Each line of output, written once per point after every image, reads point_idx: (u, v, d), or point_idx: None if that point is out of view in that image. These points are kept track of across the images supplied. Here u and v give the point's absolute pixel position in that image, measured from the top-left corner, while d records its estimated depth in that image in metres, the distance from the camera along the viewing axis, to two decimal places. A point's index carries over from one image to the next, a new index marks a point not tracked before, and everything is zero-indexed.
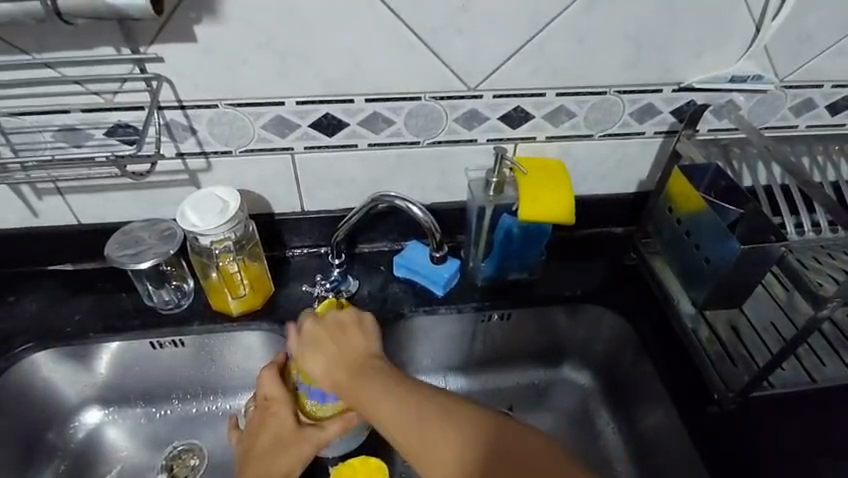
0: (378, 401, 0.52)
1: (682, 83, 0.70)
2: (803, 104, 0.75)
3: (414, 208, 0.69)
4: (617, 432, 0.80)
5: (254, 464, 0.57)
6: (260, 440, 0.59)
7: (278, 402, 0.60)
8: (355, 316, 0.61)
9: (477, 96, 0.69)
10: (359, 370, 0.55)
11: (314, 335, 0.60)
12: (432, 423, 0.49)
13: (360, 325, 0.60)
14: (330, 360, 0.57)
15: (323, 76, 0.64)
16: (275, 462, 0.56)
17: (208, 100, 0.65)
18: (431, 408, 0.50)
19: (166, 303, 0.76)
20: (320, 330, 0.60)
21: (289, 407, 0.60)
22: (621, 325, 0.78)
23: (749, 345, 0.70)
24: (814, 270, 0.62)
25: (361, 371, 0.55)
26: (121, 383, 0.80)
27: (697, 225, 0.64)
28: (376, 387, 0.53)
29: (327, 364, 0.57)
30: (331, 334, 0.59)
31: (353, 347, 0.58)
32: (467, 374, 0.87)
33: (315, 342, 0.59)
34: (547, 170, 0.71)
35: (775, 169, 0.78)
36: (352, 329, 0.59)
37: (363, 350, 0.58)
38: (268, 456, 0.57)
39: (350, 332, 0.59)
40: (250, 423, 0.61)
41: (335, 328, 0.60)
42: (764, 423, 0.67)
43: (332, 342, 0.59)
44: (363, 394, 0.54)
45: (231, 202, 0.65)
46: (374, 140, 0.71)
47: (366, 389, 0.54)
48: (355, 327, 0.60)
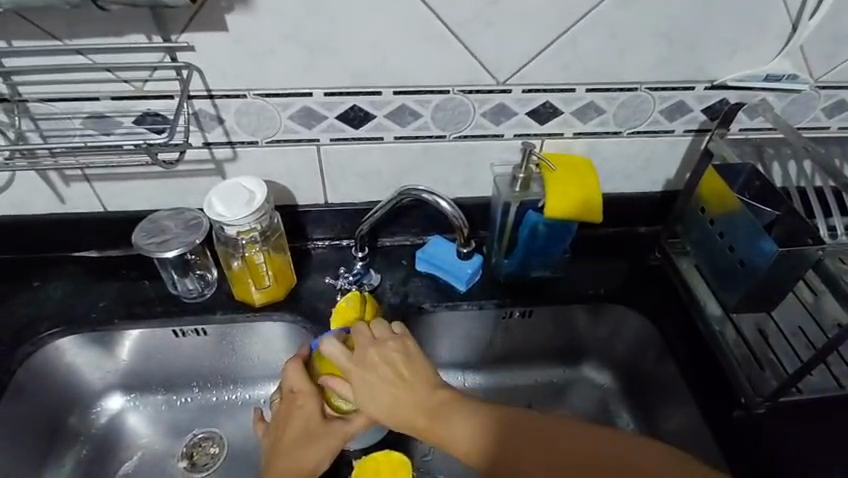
0: (447, 428, 0.52)
1: (716, 81, 0.69)
2: (837, 105, 0.73)
3: (442, 203, 0.68)
4: (637, 430, 0.80)
5: (284, 456, 0.56)
6: (286, 433, 0.58)
7: (305, 394, 0.59)
8: (397, 345, 0.58)
9: (506, 91, 0.68)
10: (429, 405, 0.54)
11: (367, 382, 0.57)
12: (448, 409, 0.54)
13: (406, 354, 0.58)
14: (390, 399, 0.55)
15: (352, 67, 0.64)
16: (306, 455, 0.56)
17: (236, 90, 0.65)
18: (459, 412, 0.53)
19: (190, 292, 0.76)
20: (370, 371, 0.57)
21: (316, 400, 0.59)
22: (644, 325, 0.77)
23: (777, 349, 0.69)
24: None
25: (434, 408, 0.54)
26: (143, 370, 0.81)
27: (729, 226, 0.63)
28: (424, 398, 0.55)
29: (389, 404, 0.55)
30: (387, 373, 0.56)
31: (414, 378, 0.56)
32: (485, 370, 0.86)
33: (371, 389, 0.56)
34: (576, 167, 0.70)
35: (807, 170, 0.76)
36: (401, 360, 0.57)
37: (422, 380, 0.56)
38: (297, 448, 0.56)
39: (396, 362, 0.57)
40: (275, 416, 0.61)
41: (378, 362, 0.57)
42: (792, 429, 0.65)
43: (391, 380, 0.56)
44: (437, 428, 0.53)
45: (257, 193, 0.64)
46: (400, 133, 0.71)
47: (439, 421, 0.53)
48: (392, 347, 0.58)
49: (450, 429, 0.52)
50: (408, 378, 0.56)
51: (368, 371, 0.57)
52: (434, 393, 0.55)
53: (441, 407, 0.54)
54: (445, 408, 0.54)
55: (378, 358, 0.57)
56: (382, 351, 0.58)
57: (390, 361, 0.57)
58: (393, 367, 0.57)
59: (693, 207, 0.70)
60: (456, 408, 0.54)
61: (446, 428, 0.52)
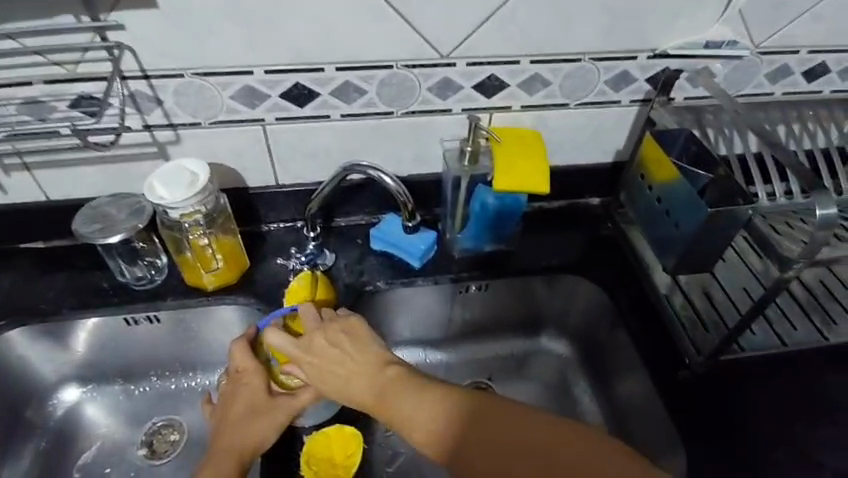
0: (398, 407, 0.52)
1: (657, 50, 0.70)
2: (779, 71, 0.75)
3: (386, 178, 0.67)
4: (593, 398, 0.82)
5: (228, 432, 0.56)
6: (232, 410, 0.57)
7: (250, 373, 0.59)
8: (340, 324, 0.58)
9: (450, 65, 0.68)
10: (377, 382, 0.54)
11: (316, 366, 0.57)
12: (411, 402, 0.52)
13: (352, 333, 0.58)
14: (341, 381, 0.56)
15: (292, 44, 0.63)
16: (251, 429, 0.55)
17: (173, 70, 0.63)
18: (423, 403, 0.52)
19: (139, 278, 0.75)
20: (317, 355, 0.57)
21: (261, 378, 0.59)
22: (597, 293, 0.79)
23: (721, 310, 0.72)
24: (784, 239, 0.60)
25: (383, 386, 0.54)
26: (100, 360, 0.80)
27: (666, 193, 0.64)
28: (389, 394, 0.53)
29: (333, 379, 0.56)
30: (334, 354, 0.57)
31: (361, 358, 0.56)
32: (446, 346, 0.87)
33: (320, 372, 0.57)
34: (522, 138, 0.71)
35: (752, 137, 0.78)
36: (347, 337, 0.58)
37: (370, 357, 0.56)
38: (243, 423, 0.56)
39: (344, 343, 0.57)
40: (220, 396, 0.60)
41: (326, 346, 0.57)
42: (734, 385, 0.68)
43: (335, 358, 0.57)
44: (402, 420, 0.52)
45: (200, 175, 0.63)
46: (346, 111, 0.70)
47: (406, 417, 0.52)
48: (346, 335, 0.58)
49: (418, 425, 0.51)
50: (357, 359, 0.56)
51: (317, 356, 0.57)
52: (383, 371, 0.55)
53: (414, 408, 0.52)
54: (412, 403, 0.52)
55: (324, 343, 0.57)
56: (327, 335, 0.58)
57: (335, 343, 0.57)
58: (341, 350, 0.57)
59: (635, 174, 0.71)
60: (402, 391, 0.53)
61: (412, 421, 0.51)
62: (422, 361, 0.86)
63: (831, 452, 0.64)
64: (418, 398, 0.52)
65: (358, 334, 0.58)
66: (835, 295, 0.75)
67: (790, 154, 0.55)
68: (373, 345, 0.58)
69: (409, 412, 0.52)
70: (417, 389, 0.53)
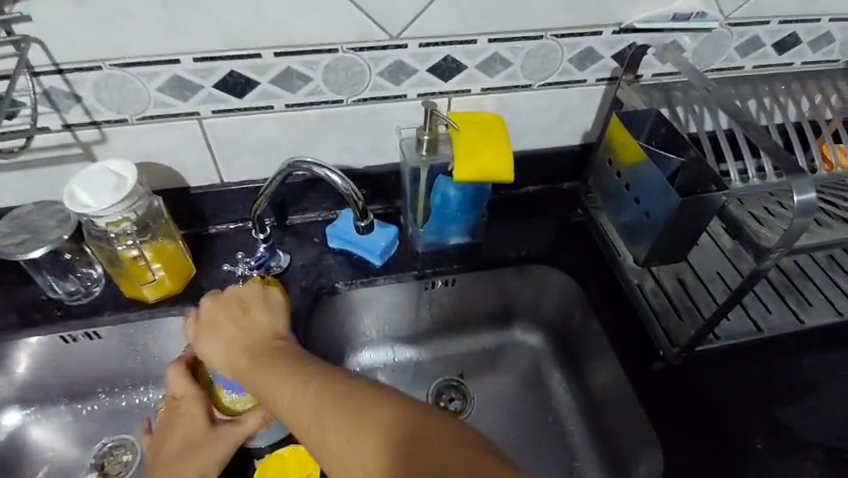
0: (265, 376, 0.51)
1: (623, 24, 0.65)
2: (750, 43, 0.71)
3: (333, 176, 0.62)
4: (569, 391, 0.78)
5: (164, 468, 0.53)
6: (167, 445, 0.54)
7: (188, 400, 0.56)
8: (257, 290, 0.61)
9: (401, 46, 0.62)
10: (260, 348, 0.55)
11: (212, 314, 0.59)
12: (283, 376, 0.50)
13: (264, 301, 0.60)
14: (228, 339, 0.57)
15: (224, 28, 0.56)
16: (187, 466, 0.52)
17: (89, 61, 0.56)
18: (295, 377, 0.49)
19: (72, 293, 0.69)
20: (220, 307, 0.59)
21: (200, 405, 0.56)
22: (568, 284, 0.75)
23: (695, 297, 0.68)
24: (765, 228, 0.56)
25: (261, 352, 0.54)
26: (41, 382, 0.73)
27: (634, 178, 0.60)
28: (265, 367, 0.52)
29: (224, 342, 0.57)
30: (234, 308, 0.59)
31: (258, 324, 0.58)
32: (415, 345, 0.82)
33: (215, 321, 0.58)
34: (485, 124, 0.65)
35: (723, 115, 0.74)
36: (255, 304, 0.60)
37: (266, 328, 0.58)
38: (178, 457, 0.53)
39: (251, 304, 0.60)
40: (158, 427, 0.57)
41: (232, 301, 0.60)
42: (710, 374, 0.66)
43: (234, 323, 0.58)
44: (266, 390, 0.50)
45: (127, 177, 0.57)
46: (291, 100, 0.64)
47: (268, 385, 0.50)
48: (258, 303, 0.60)
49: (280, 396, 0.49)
50: (253, 324, 0.58)
51: (220, 308, 0.59)
52: (271, 341, 0.56)
53: (284, 380, 0.49)
54: (284, 376, 0.50)
55: (232, 298, 0.60)
56: (239, 292, 0.60)
57: (243, 298, 0.60)
58: (244, 309, 0.59)
59: (603, 159, 0.67)
60: (280, 365, 0.51)
61: (275, 392, 0.49)
62: (392, 361, 0.81)
63: (810, 437, 0.63)
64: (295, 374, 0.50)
65: (268, 303, 0.60)
66: (811, 276, 0.73)
67: (764, 134, 0.51)
68: (274, 319, 0.59)
69: (280, 384, 0.49)
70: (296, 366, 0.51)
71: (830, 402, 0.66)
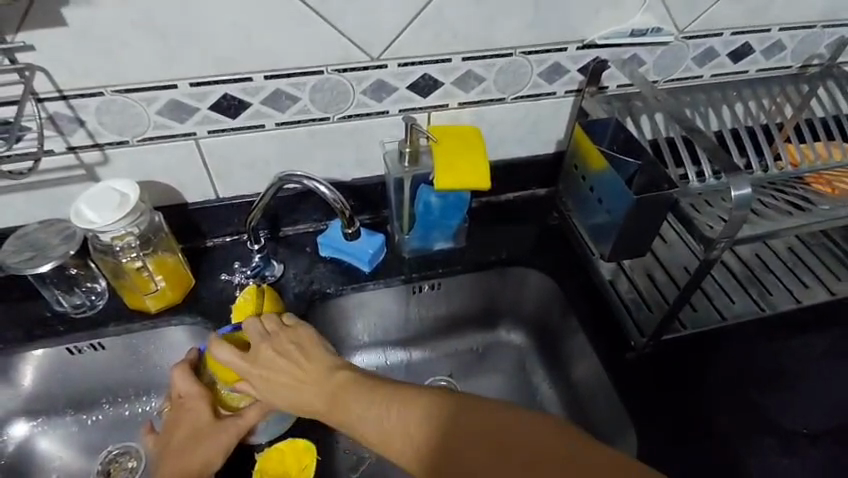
0: (342, 408, 0.53)
1: (586, 40, 0.71)
2: (705, 54, 0.77)
3: (321, 188, 0.66)
4: (551, 385, 0.82)
5: (170, 460, 0.56)
6: (174, 436, 0.58)
7: (192, 398, 0.60)
8: (289, 338, 0.59)
9: (382, 67, 0.67)
10: (316, 386, 0.55)
11: (263, 372, 0.58)
12: (353, 397, 0.53)
13: (299, 340, 0.59)
14: (291, 394, 0.56)
15: (217, 55, 0.61)
16: (193, 455, 0.55)
17: (91, 88, 0.61)
18: (369, 391, 0.53)
19: (78, 306, 0.73)
20: (267, 368, 0.58)
21: (205, 402, 0.60)
22: (546, 282, 0.80)
23: (664, 290, 0.73)
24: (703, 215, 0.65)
25: (321, 388, 0.55)
26: (47, 393, 0.76)
27: (599, 181, 0.65)
28: (334, 398, 0.53)
29: (284, 394, 0.57)
30: (280, 360, 0.57)
31: (311, 366, 0.56)
32: (405, 348, 0.86)
33: (270, 379, 0.57)
34: (462, 136, 0.71)
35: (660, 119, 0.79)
36: (297, 351, 0.58)
37: (314, 364, 0.57)
38: (184, 449, 0.56)
39: (293, 355, 0.58)
40: (163, 424, 0.60)
41: (273, 357, 0.58)
42: (678, 362, 0.70)
43: (286, 371, 0.57)
44: (337, 411, 0.53)
45: (129, 194, 0.62)
46: (281, 119, 0.69)
47: (337, 407, 0.53)
48: (298, 348, 0.58)
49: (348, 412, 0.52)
50: (301, 365, 0.57)
51: (270, 367, 0.58)
52: (325, 376, 0.56)
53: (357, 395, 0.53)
54: (350, 393, 0.53)
55: (272, 354, 0.58)
56: (274, 342, 0.59)
57: (285, 353, 0.58)
58: (291, 362, 0.57)
59: (573, 164, 0.72)
60: (347, 390, 0.53)
61: (350, 416, 0.52)
62: (384, 363, 0.85)
63: (770, 418, 0.68)
64: (363, 391, 0.53)
65: (309, 345, 0.59)
66: (770, 267, 0.78)
67: (711, 140, 0.56)
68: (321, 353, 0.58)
69: (355, 405, 0.52)
70: (367, 382, 0.54)
71: (787, 383, 0.71)
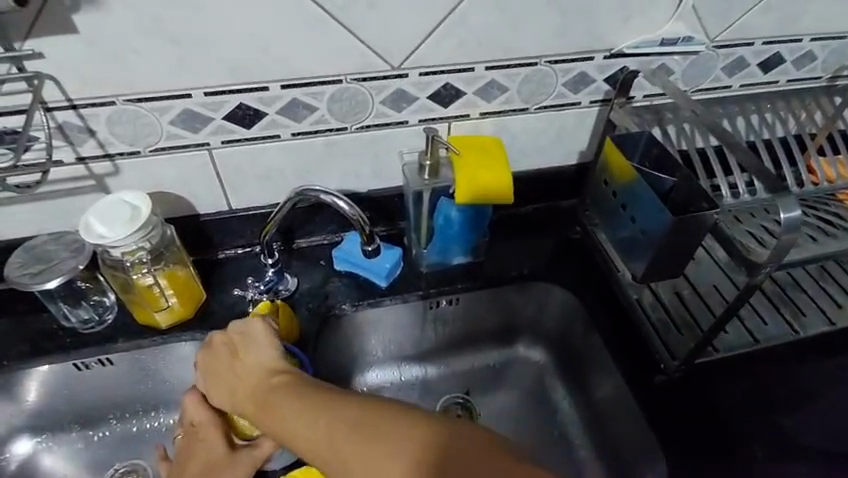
0: (271, 417, 0.48)
1: (613, 50, 0.68)
2: (736, 64, 0.74)
3: (340, 202, 0.63)
4: (572, 404, 0.79)
5: None
6: (187, 469, 0.56)
7: (205, 428, 0.58)
8: (236, 328, 0.58)
9: (402, 76, 0.65)
10: (252, 386, 0.52)
11: (209, 365, 0.57)
12: (286, 406, 0.47)
13: (246, 334, 0.57)
14: (228, 390, 0.55)
15: (232, 63, 0.59)
16: None
17: (103, 97, 0.59)
18: (302, 400, 0.46)
19: (86, 322, 0.70)
20: (212, 361, 0.57)
21: (218, 431, 0.57)
22: (569, 299, 0.77)
23: (695, 311, 0.70)
24: (739, 233, 0.64)
25: (257, 390, 0.51)
26: (53, 409, 0.74)
27: (629, 197, 0.63)
28: (265, 405, 0.49)
29: (223, 390, 0.55)
30: (223, 353, 0.57)
31: (250, 362, 0.54)
32: (420, 364, 0.83)
33: (214, 372, 0.57)
34: (482, 148, 0.68)
35: (688, 128, 0.76)
36: (239, 343, 0.57)
37: (253, 361, 0.55)
38: None
39: (240, 351, 0.56)
40: (176, 454, 0.58)
41: (219, 351, 0.57)
42: (709, 386, 0.67)
43: (225, 365, 0.56)
44: (268, 419, 0.48)
45: (141, 208, 0.59)
46: (297, 129, 0.67)
47: (266, 413, 0.48)
48: (240, 340, 0.57)
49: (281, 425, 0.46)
50: (243, 362, 0.55)
51: (214, 361, 0.57)
52: (261, 379, 0.52)
53: (292, 407, 0.47)
54: (282, 402, 0.48)
55: (217, 348, 0.57)
56: (223, 334, 0.58)
57: (230, 344, 0.57)
58: (235, 358, 0.56)
59: (601, 178, 0.69)
60: (281, 396, 0.48)
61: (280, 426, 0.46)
62: (399, 380, 0.82)
63: (806, 443, 0.65)
64: (301, 402, 0.46)
65: (253, 337, 0.56)
66: (802, 285, 0.75)
67: (751, 156, 0.54)
68: (266, 351, 0.55)
69: (288, 415, 0.46)
70: (303, 390, 0.48)
71: (823, 407, 0.68)
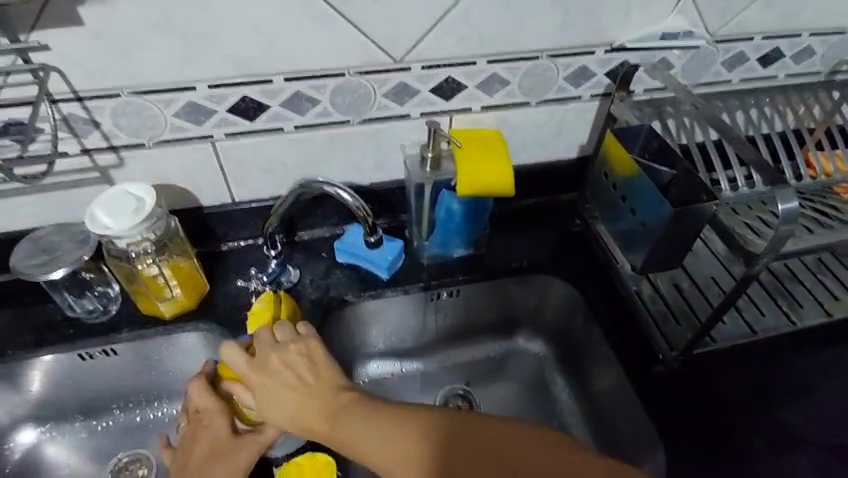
0: (321, 418, 0.51)
1: (614, 44, 0.68)
2: (736, 58, 0.75)
3: (343, 194, 0.64)
4: (572, 396, 0.80)
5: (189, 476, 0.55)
6: (192, 456, 0.56)
7: (210, 414, 0.58)
8: (299, 345, 0.57)
9: (404, 69, 0.65)
10: (313, 407, 0.52)
11: (264, 382, 0.55)
12: (337, 412, 0.50)
13: (308, 353, 0.56)
14: (286, 404, 0.54)
15: (236, 56, 0.60)
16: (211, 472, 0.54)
17: (107, 89, 0.59)
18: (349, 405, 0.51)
19: (90, 312, 0.71)
20: (270, 376, 0.56)
21: (223, 417, 0.58)
22: (569, 292, 0.78)
23: (693, 302, 0.71)
24: (739, 227, 0.64)
25: (310, 397, 0.53)
26: (57, 399, 0.75)
27: (628, 190, 0.63)
28: (311, 407, 0.52)
29: (286, 411, 0.53)
30: (290, 373, 0.55)
31: (318, 383, 0.54)
32: (421, 356, 0.84)
33: (271, 391, 0.55)
34: (484, 142, 0.68)
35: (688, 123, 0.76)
36: (302, 360, 0.55)
37: (317, 379, 0.54)
38: (201, 466, 0.55)
39: (300, 368, 0.55)
40: (181, 439, 0.59)
41: (279, 366, 0.56)
42: (707, 376, 0.68)
43: (292, 388, 0.54)
44: (320, 424, 0.51)
45: (145, 199, 0.60)
46: (300, 122, 0.67)
47: (317, 416, 0.51)
48: (303, 360, 0.55)
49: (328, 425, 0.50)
50: (306, 380, 0.54)
51: (268, 374, 0.56)
52: (319, 392, 0.53)
53: (339, 409, 0.51)
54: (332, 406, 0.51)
55: (278, 363, 0.56)
56: (286, 352, 0.56)
57: (292, 364, 0.55)
58: (294, 373, 0.55)
59: (601, 172, 0.70)
60: (331, 402, 0.52)
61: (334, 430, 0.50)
62: (400, 372, 0.83)
63: (802, 434, 0.66)
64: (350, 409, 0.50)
65: (313, 355, 0.56)
66: (799, 278, 0.76)
67: (750, 149, 0.54)
68: (322, 364, 0.55)
69: (338, 419, 0.50)
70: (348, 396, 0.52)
71: (819, 398, 0.69)
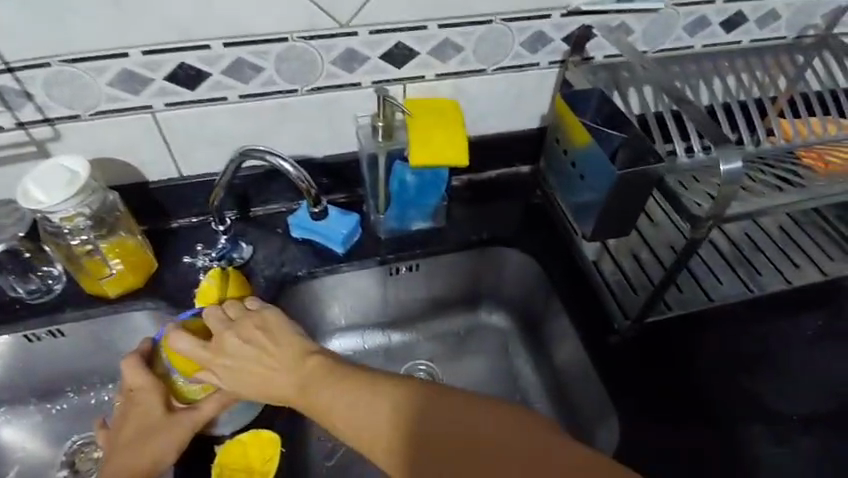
0: (294, 392, 0.51)
1: (569, 7, 0.66)
2: (697, 22, 0.73)
3: (284, 164, 0.62)
4: (534, 368, 0.80)
5: (125, 453, 0.54)
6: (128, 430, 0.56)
7: (143, 391, 0.58)
8: (252, 318, 0.56)
9: (351, 34, 0.62)
10: (279, 368, 0.53)
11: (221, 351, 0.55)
12: (319, 386, 0.50)
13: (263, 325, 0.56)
14: (246, 379, 0.54)
15: (171, 21, 0.57)
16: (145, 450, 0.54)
17: (36, 58, 0.56)
18: (332, 381, 0.50)
19: (33, 292, 0.69)
20: (228, 352, 0.55)
21: (158, 396, 0.57)
22: (529, 265, 0.77)
23: (651, 273, 0.72)
24: (692, 193, 0.63)
25: (281, 366, 0.53)
26: (8, 383, 0.73)
27: (581, 158, 0.62)
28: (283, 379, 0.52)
29: (244, 382, 0.54)
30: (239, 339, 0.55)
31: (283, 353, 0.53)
32: (383, 332, 0.83)
33: (233, 365, 0.54)
34: (436, 108, 0.67)
35: (648, 91, 0.75)
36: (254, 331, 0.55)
37: (287, 346, 0.54)
38: (138, 444, 0.55)
39: (261, 341, 0.54)
40: (117, 417, 0.58)
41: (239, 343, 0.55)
42: (665, 345, 0.68)
43: (250, 358, 0.54)
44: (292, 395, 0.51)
45: (79, 171, 0.57)
46: (245, 91, 0.65)
47: (288, 387, 0.51)
48: (263, 332, 0.55)
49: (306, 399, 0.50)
50: (273, 352, 0.54)
51: (229, 350, 0.55)
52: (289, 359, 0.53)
53: (318, 387, 0.50)
54: (310, 382, 0.51)
55: (237, 339, 0.55)
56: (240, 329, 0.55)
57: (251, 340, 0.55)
58: (256, 345, 0.54)
59: (554, 140, 0.68)
60: (309, 374, 0.51)
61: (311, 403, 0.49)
62: (362, 348, 0.82)
63: (759, 400, 0.66)
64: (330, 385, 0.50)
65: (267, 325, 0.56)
66: (760, 248, 0.77)
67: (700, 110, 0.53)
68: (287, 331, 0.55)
69: (318, 395, 0.50)
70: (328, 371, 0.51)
71: (775, 365, 0.69)
